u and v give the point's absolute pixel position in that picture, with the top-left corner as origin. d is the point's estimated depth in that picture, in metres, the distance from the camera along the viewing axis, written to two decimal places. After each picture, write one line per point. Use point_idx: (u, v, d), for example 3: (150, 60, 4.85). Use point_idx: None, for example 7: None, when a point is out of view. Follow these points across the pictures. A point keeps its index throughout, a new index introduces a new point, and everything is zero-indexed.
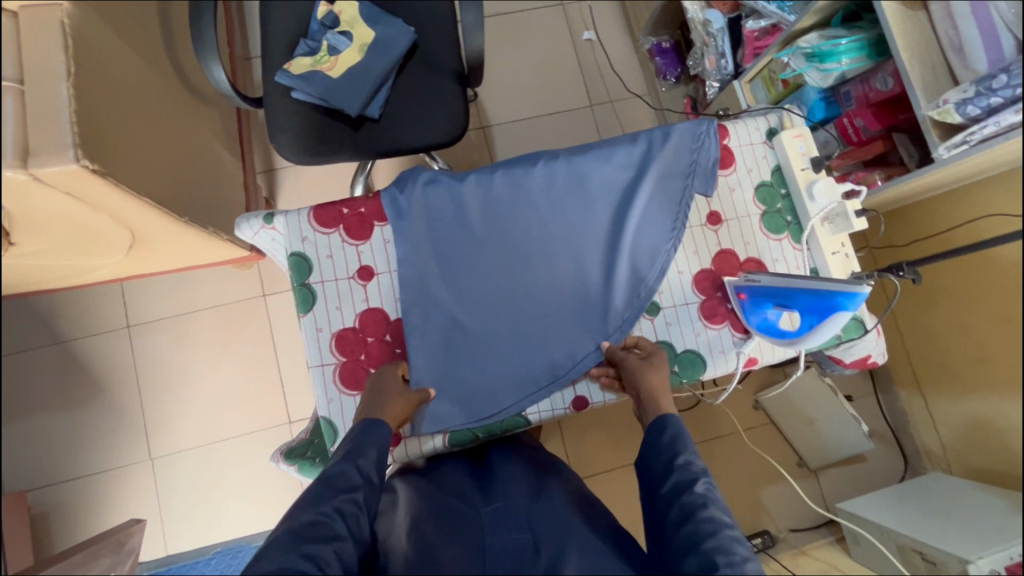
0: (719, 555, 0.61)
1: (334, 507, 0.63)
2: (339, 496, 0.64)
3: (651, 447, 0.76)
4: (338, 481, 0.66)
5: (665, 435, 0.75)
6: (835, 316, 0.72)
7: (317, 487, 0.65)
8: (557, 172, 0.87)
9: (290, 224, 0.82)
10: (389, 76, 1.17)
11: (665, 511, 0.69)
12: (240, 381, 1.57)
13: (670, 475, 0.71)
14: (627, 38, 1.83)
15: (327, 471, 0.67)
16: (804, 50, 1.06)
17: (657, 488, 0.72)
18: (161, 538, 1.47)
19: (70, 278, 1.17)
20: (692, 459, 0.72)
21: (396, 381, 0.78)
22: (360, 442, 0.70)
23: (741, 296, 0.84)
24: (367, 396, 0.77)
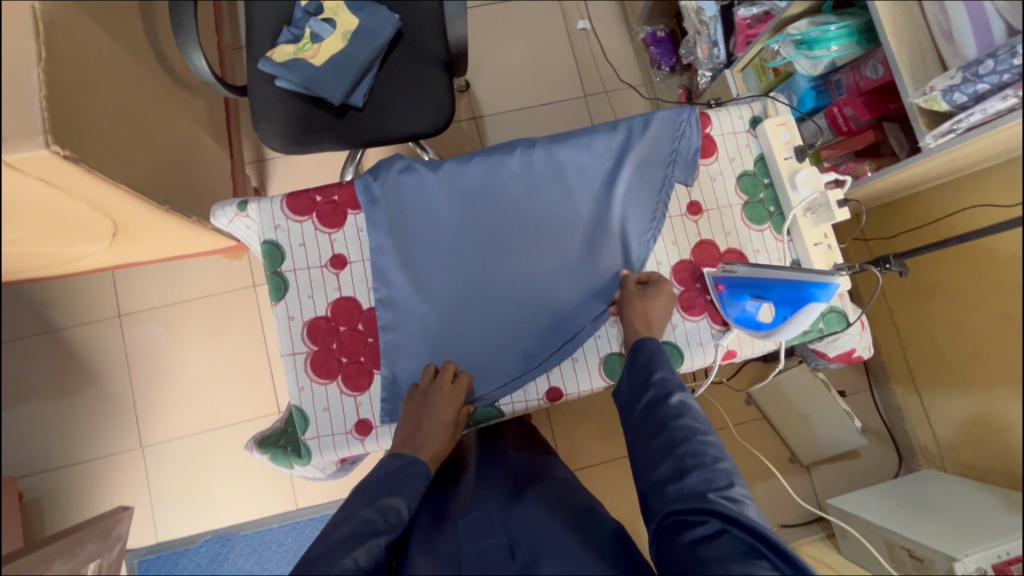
0: (693, 458, 0.66)
1: (384, 541, 0.64)
2: (393, 533, 0.65)
3: (630, 367, 0.79)
4: (388, 514, 0.66)
5: (644, 357, 0.78)
6: (807, 307, 0.71)
7: (368, 512, 0.66)
8: (535, 160, 0.85)
9: (263, 211, 0.82)
10: (374, 64, 1.16)
11: (642, 424, 0.73)
12: (230, 371, 1.57)
13: (647, 392, 0.74)
14: (622, 27, 1.80)
15: (380, 498, 0.68)
16: (793, 37, 1.03)
17: (635, 403, 0.75)
18: (151, 524, 1.49)
19: (57, 267, 1.17)
20: (670, 376, 0.75)
21: (447, 401, 0.77)
22: (406, 473, 0.71)
23: (719, 287, 0.83)
24: (414, 412, 0.77)
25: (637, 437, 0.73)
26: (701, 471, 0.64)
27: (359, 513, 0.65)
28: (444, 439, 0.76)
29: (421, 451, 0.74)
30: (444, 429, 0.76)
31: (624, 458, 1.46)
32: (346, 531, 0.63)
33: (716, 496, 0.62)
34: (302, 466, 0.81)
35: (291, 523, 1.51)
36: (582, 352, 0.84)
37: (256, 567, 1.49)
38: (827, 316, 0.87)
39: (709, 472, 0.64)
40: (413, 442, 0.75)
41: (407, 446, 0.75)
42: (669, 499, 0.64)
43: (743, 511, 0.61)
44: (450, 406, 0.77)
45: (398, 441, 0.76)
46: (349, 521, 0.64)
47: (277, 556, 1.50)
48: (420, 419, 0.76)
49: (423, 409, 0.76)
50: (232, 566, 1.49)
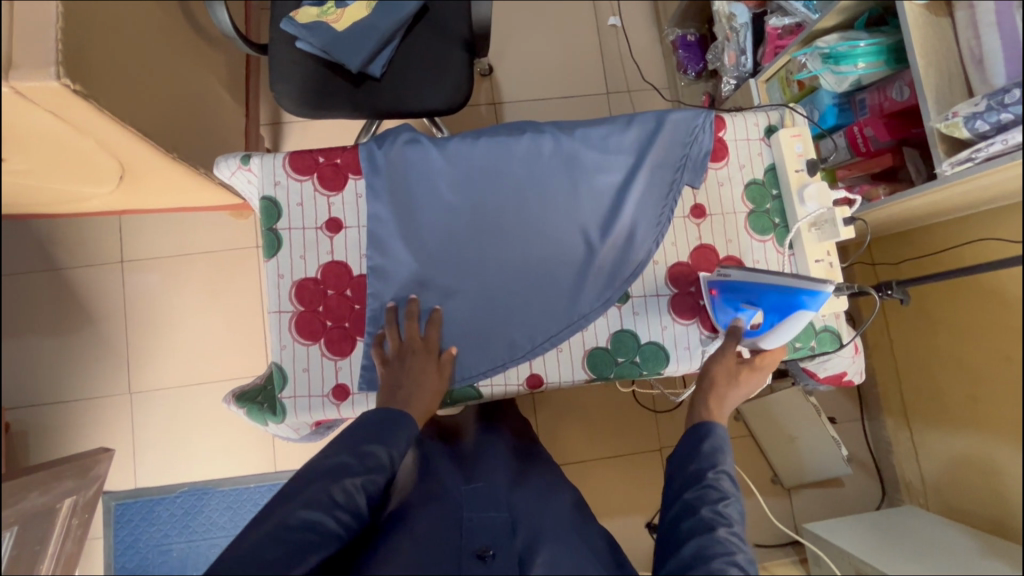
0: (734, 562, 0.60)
1: (359, 484, 0.65)
2: (367, 476, 0.66)
3: (684, 450, 0.73)
4: (368, 459, 0.67)
5: (706, 440, 0.71)
6: (797, 314, 0.70)
7: (347, 455, 0.66)
8: (543, 147, 0.84)
9: (265, 166, 0.81)
10: (396, 36, 1.15)
11: (678, 522, 0.66)
12: (224, 328, 1.58)
13: (693, 485, 0.68)
14: (653, 28, 1.78)
15: (363, 443, 0.68)
16: (821, 51, 1.01)
17: (678, 495, 0.69)
18: (132, 469, 1.51)
19: (65, 204, 1.18)
20: (724, 477, 0.68)
21: (419, 347, 0.78)
22: (390, 423, 0.70)
23: (711, 292, 0.81)
24: (392, 380, 0.75)
25: (671, 537, 0.66)
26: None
27: (337, 454, 0.66)
28: (433, 396, 0.76)
29: (408, 406, 0.73)
30: (427, 382, 0.76)
31: (605, 459, 1.46)
32: (322, 470, 0.65)
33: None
34: (276, 424, 0.81)
35: (267, 485, 1.53)
36: (568, 343, 0.82)
37: (228, 524, 1.52)
38: (821, 334, 0.85)
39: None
40: (400, 397, 0.73)
41: (393, 402, 0.73)
42: None
43: None
44: (426, 358, 0.77)
45: (381, 402, 0.74)
46: (328, 460, 0.66)
47: (249, 515, 1.52)
48: (399, 377, 0.75)
49: (401, 368, 0.76)
50: (206, 519, 1.52)
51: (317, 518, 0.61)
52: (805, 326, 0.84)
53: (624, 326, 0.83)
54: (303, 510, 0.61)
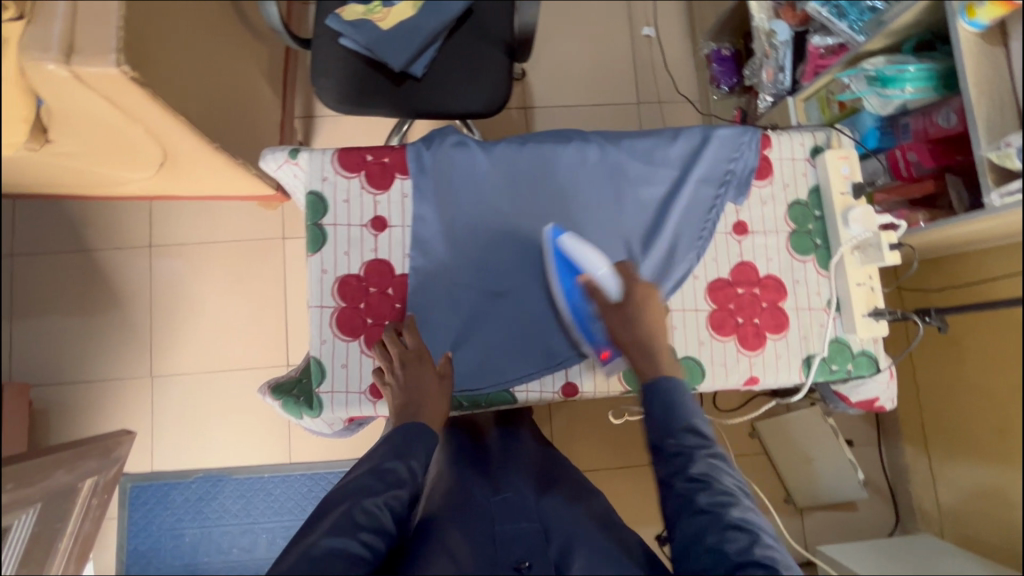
0: (724, 516, 0.62)
1: (382, 502, 0.64)
2: (390, 492, 0.66)
3: (651, 417, 0.73)
4: (387, 476, 0.67)
5: (662, 405, 0.72)
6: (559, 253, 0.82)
7: (368, 477, 0.67)
8: (589, 156, 0.84)
9: (314, 161, 0.81)
10: (439, 37, 1.16)
11: (667, 496, 0.67)
12: (247, 317, 1.59)
13: (670, 457, 0.68)
14: (688, 39, 1.78)
15: (382, 461, 0.68)
16: (868, 73, 1.01)
17: (658, 469, 0.69)
18: (149, 452, 1.52)
19: (103, 187, 1.20)
20: (695, 435, 0.69)
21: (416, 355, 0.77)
22: (408, 440, 0.71)
23: (605, 354, 0.81)
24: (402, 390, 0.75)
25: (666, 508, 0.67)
26: (730, 532, 0.61)
27: (359, 477, 0.67)
28: (442, 404, 0.77)
29: (419, 415, 0.74)
30: (431, 390, 0.76)
31: (620, 469, 1.46)
32: (341, 508, 0.64)
33: (753, 557, 0.59)
34: (311, 418, 0.81)
35: (282, 476, 1.54)
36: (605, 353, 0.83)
37: (241, 513, 1.53)
38: (858, 358, 0.84)
39: (740, 532, 0.61)
40: (410, 410, 0.74)
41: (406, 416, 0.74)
42: None
43: None
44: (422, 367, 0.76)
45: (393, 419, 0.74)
46: (349, 486, 0.66)
47: (262, 504, 1.53)
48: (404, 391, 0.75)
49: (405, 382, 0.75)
50: (219, 506, 1.53)
51: (344, 542, 0.60)
52: (842, 348, 0.84)
53: None
54: (326, 539, 0.60)
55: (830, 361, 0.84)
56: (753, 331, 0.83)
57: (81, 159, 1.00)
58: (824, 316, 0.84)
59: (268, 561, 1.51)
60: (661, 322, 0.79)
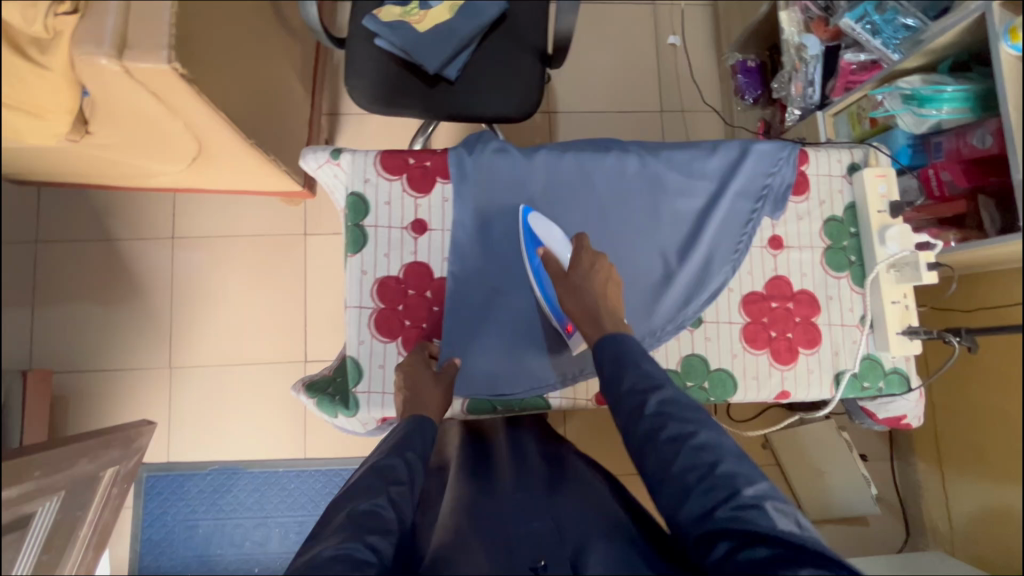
0: (683, 444, 0.61)
1: (384, 500, 0.60)
2: (390, 488, 0.61)
3: (599, 371, 0.71)
4: (386, 475, 0.63)
5: (609, 360, 0.70)
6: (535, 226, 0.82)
7: (367, 480, 0.62)
8: (628, 166, 0.85)
9: (356, 162, 0.82)
10: (474, 41, 1.17)
11: (630, 444, 0.65)
12: (266, 312, 1.60)
13: (621, 406, 0.66)
14: (712, 49, 1.79)
15: (377, 462, 0.65)
16: (903, 91, 1.02)
17: (618, 419, 0.67)
18: (166, 443, 1.53)
19: (135, 177, 1.21)
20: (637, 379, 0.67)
21: (422, 360, 0.78)
22: (405, 438, 0.68)
23: (568, 328, 0.80)
24: (407, 388, 0.75)
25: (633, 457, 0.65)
26: (691, 460, 0.60)
27: (356, 482, 0.62)
28: (441, 399, 0.76)
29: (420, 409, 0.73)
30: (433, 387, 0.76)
31: (634, 476, 1.46)
32: (340, 518, 0.58)
33: (715, 477, 0.58)
34: (346, 417, 0.82)
35: (297, 471, 1.55)
36: None
37: (255, 506, 1.53)
38: (889, 376, 0.85)
39: (702, 457, 0.60)
40: (411, 404, 0.73)
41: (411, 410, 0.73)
42: (684, 526, 0.58)
43: (767, 519, 0.55)
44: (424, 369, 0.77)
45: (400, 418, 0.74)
46: (348, 496, 0.61)
47: (276, 498, 1.54)
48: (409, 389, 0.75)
49: (411, 382, 0.76)
50: (233, 499, 1.53)
51: (351, 545, 0.53)
52: (874, 366, 0.85)
53: (696, 350, 0.83)
54: (330, 546, 0.53)
55: (861, 379, 0.85)
56: (787, 345, 0.84)
57: (115, 148, 1.00)
58: (857, 332, 0.85)
59: (280, 555, 1.52)
60: (612, 281, 0.78)
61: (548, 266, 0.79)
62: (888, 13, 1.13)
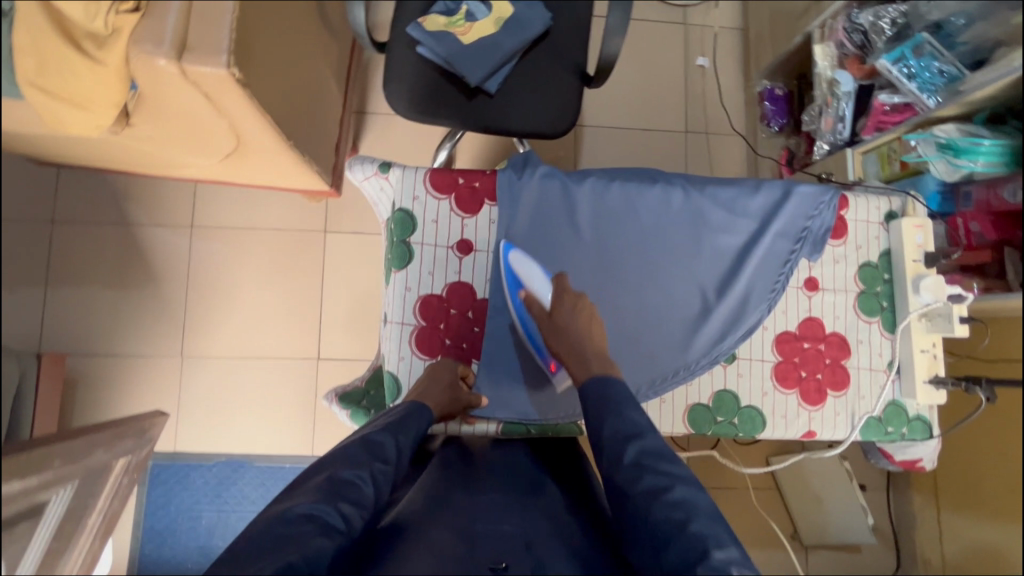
0: (657, 499, 0.60)
1: (365, 473, 0.64)
2: (374, 464, 0.65)
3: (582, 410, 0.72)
4: (373, 450, 0.67)
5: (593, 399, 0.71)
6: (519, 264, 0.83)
7: (354, 450, 0.66)
8: (673, 199, 0.86)
9: (406, 179, 0.84)
10: (516, 56, 1.17)
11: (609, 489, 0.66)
12: (282, 307, 1.59)
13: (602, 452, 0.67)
14: (740, 73, 1.80)
15: (368, 435, 0.69)
16: (937, 139, 1.06)
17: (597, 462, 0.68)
18: (173, 433, 1.53)
19: (163, 167, 1.20)
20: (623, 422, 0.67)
21: (452, 374, 0.82)
22: (401, 421, 0.72)
23: (553, 366, 0.86)
24: (422, 381, 0.80)
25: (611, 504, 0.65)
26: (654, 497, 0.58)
27: (342, 449, 0.67)
28: (444, 400, 0.79)
29: (426, 398, 0.77)
30: (446, 386, 0.80)
31: None
32: (320, 479, 0.62)
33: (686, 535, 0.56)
34: None
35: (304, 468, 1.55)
36: (671, 395, 0.85)
37: (260, 501, 1.53)
38: (913, 423, 0.87)
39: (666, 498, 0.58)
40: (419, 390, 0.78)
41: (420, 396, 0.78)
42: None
43: None
44: (448, 372, 0.82)
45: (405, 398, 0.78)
46: (333, 460, 0.65)
47: None
48: (426, 382, 0.80)
49: (432, 378, 0.81)
50: (239, 492, 1.53)
51: (319, 508, 0.57)
52: (898, 412, 0.87)
53: (727, 386, 0.85)
54: (303, 504, 0.58)
55: (885, 424, 0.87)
56: (815, 386, 0.86)
57: (152, 139, 1.00)
58: (884, 378, 0.87)
59: None
60: (595, 319, 0.81)
61: (531, 309, 0.81)
62: (925, 58, 1.14)
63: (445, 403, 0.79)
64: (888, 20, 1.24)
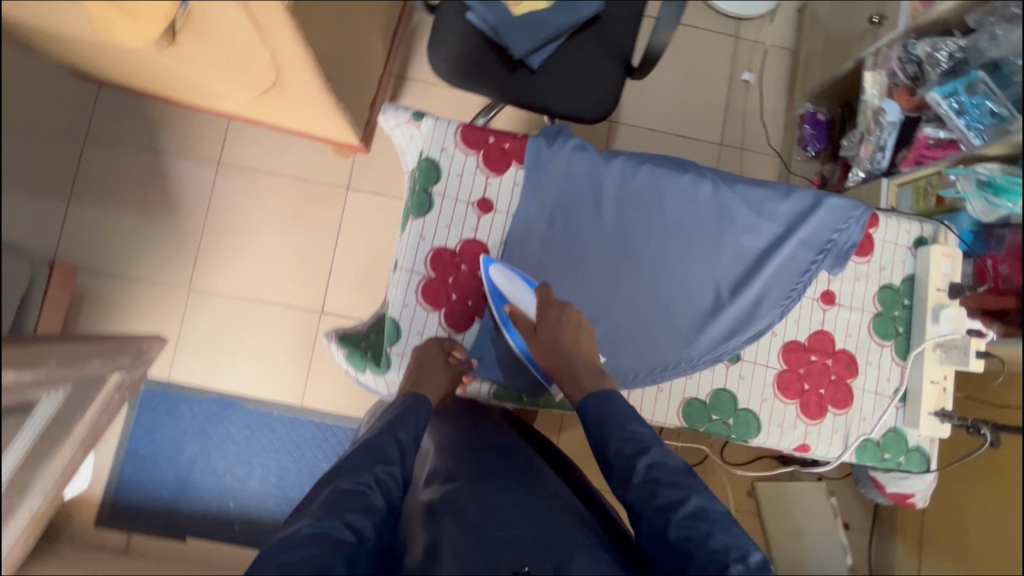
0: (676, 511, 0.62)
1: (369, 481, 0.65)
2: (378, 469, 0.67)
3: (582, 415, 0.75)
4: (375, 455, 0.69)
5: (592, 415, 0.74)
6: (508, 280, 0.85)
7: (356, 458, 0.68)
8: (701, 192, 0.87)
9: (437, 130, 0.87)
10: (563, 36, 1.17)
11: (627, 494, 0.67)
12: (294, 256, 1.60)
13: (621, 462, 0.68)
14: (785, 94, 1.78)
15: (368, 440, 0.70)
16: (979, 176, 1.02)
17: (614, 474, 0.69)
18: (170, 362, 1.54)
19: (201, 96, 1.21)
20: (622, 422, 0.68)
21: (440, 359, 0.84)
22: (402, 419, 0.74)
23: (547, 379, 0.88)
24: (411, 372, 0.83)
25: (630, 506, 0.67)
26: (685, 529, 0.61)
27: (345, 457, 0.68)
28: (447, 381, 0.83)
29: (422, 388, 0.80)
30: (439, 378, 0.82)
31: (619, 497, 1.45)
32: (324, 494, 0.64)
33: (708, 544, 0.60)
34: (372, 374, 0.88)
35: (291, 418, 1.56)
36: (669, 385, 0.87)
37: (243, 442, 1.54)
38: (912, 453, 0.88)
39: (695, 525, 0.61)
40: (416, 380, 0.81)
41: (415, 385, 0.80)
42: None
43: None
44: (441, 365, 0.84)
45: (401, 391, 0.81)
46: (340, 471, 0.67)
47: (264, 440, 1.55)
48: (420, 370, 0.82)
49: (423, 366, 0.83)
50: (224, 431, 1.54)
51: (327, 525, 0.59)
52: (898, 440, 0.88)
53: (727, 386, 0.87)
54: (309, 523, 0.60)
55: (882, 449, 0.88)
56: (816, 400, 0.87)
57: (194, 61, 1.00)
58: (887, 403, 0.88)
59: (257, 495, 1.53)
60: (582, 326, 0.83)
61: (517, 322, 0.84)
62: (977, 97, 1.10)
63: (440, 391, 0.82)
64: (946, 53, 1.20)
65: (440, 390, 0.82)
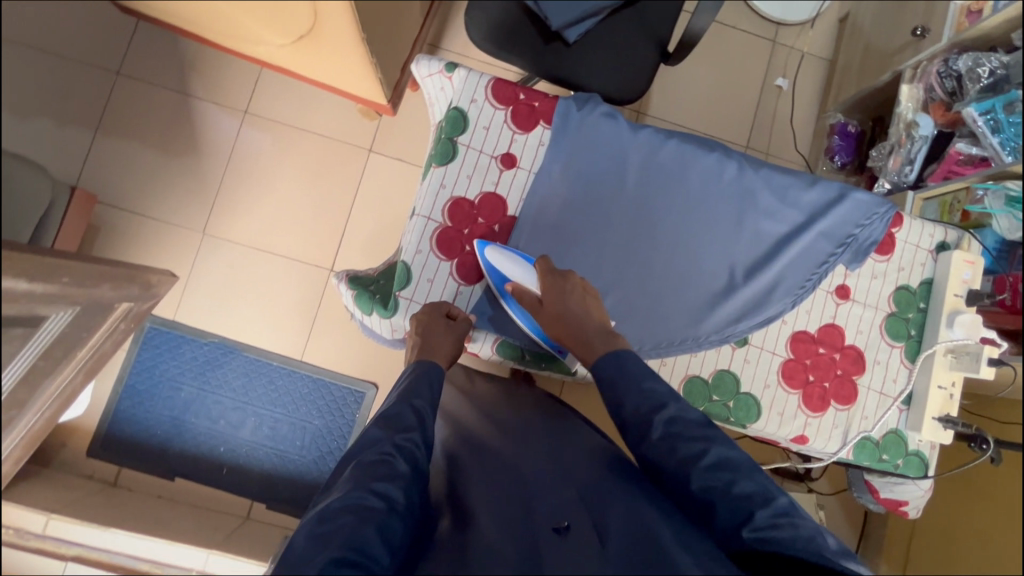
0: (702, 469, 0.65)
1: (390, 450, 0.67)
2: (398, 436, 0.68)
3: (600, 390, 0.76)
4: (394, 425, 0.70)
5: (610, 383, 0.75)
6: (509, 258, 0.86)
7: (376, 431, 0.69)
8: (726, 171, 0.89)
9: (468, 82, 0.88)
10: (605, 11, 1.15)
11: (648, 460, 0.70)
12: (310, 211, 1.61)
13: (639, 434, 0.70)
14: (817, 103, 1.76)
15: (385, 413, 0.72)
16: (1008, 192, 1.10)
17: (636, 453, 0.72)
18: (176, 303, 1.55)
19: (240, 39, 1.22)
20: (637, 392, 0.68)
21: (440, 327, 0.84)
22: (417, 388, 0.76)
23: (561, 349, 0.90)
24: (417, 346, 0.83)
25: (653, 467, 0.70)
26: (709, 479, 0.65)
27: (366, 432, 0.70)
28: (454, 343, 0.83)
29: (434, 354, 0.81)
30: (449, 340, 0.83)
31: None
32: (352, 471, 0.65)
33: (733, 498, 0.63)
34: (378, 316, 0.90)
35: (290, 370, 1.57)
36: (674, 360, 0.89)
37: (239, 390, 1.55)
38: (910, 457, 0.92)
39: (716, 475, 0.65)
40: (425, 350, 0.81)
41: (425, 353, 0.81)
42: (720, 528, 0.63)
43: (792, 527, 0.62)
44: (451, 336, 0.83)
45: (410, 363, 0.81)
46: (364, 447, 0.68)
47: (261, 390, 1.55)
48: (425, 339, 0.82)
49: (428, 337, 0.83)
50: (221, 376, 1.55)
51: (358, 498, 0.60)
52: (899, 442, 0.91)
53: (731, 367, 0.90)
54: (339, 499, 0.61)
55: (881, 450, 0.91)
56: (820, 393, 0.90)
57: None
58: (891, 403, 0.91)
59: (248, 444, 1.54)
60: (589, 291, 0.84)
61: (522, 300, 0.84)
62: (1015, 116, 1.09)
63: (450, 354, 0.82)
64: (988, 69, 1.17)
65: (451, 352, 0.82)
